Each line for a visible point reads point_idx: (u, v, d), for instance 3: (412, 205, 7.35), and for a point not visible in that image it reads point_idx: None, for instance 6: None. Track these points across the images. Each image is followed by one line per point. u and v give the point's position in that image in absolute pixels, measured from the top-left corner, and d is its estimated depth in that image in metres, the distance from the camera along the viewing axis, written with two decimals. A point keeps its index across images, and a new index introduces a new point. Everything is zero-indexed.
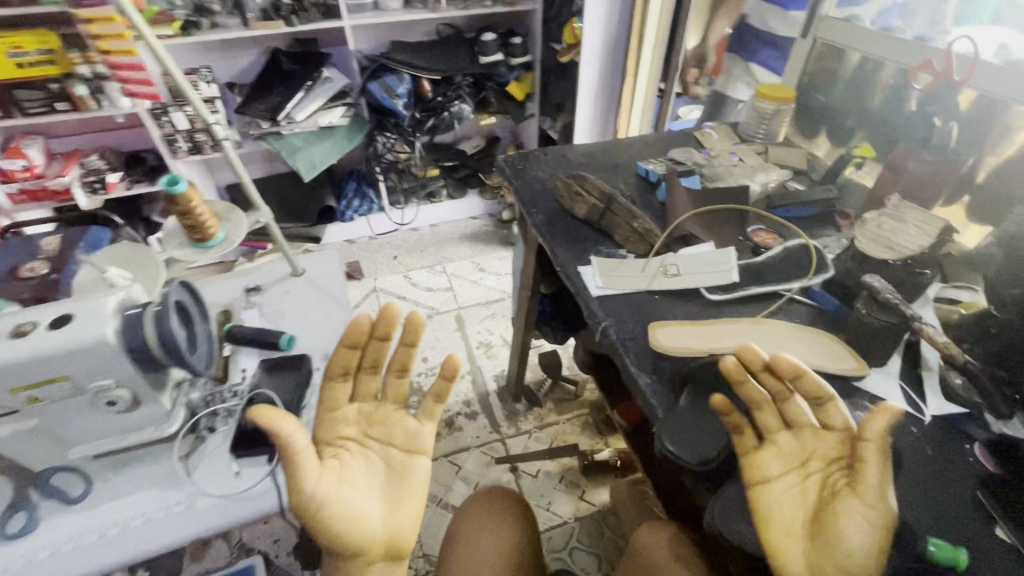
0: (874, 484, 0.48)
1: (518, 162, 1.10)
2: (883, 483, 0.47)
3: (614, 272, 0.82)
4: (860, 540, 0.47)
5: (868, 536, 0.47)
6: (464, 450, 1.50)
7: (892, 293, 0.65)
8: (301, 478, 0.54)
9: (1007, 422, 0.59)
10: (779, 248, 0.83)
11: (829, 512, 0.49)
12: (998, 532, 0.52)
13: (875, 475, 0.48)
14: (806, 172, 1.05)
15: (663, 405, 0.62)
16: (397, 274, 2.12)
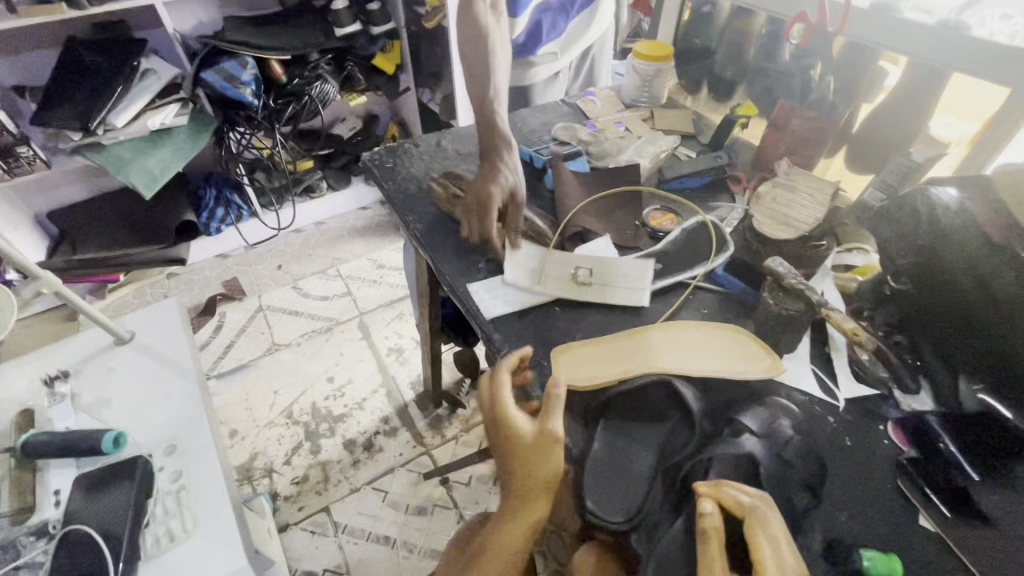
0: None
1: (385, 160, 0.95)
2: None
3: (507, 288, 0.72)
4: None
5: None
6: (389, 472, 1.39)
7: (794, 275, 0.62)
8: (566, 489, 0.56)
9: (915, 395, 0.58)
10: (676, 231, 0.77)
11: None
12: (921, 522, 0.51)
13: None
14: (694, 135, 0.99)
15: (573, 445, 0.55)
16: (285, 286, 1.89)
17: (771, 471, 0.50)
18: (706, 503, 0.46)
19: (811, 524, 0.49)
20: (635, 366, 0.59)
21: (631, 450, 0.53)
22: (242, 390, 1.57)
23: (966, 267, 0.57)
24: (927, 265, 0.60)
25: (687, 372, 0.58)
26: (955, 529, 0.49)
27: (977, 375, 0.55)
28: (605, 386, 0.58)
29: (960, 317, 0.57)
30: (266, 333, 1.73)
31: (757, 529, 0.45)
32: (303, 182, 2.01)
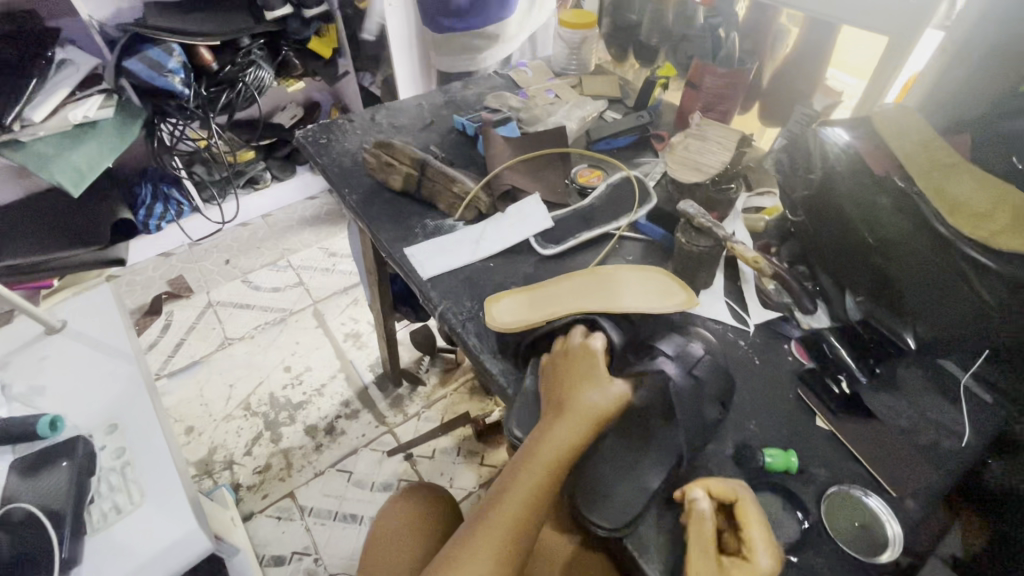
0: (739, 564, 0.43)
1: (318, 136, 0.95)
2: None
3: (442, 250, 0.74)
4: None
5: None
6: (353, 453, 1.40)
7: (704, 215, 0.66)
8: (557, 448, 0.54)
9: (813, 315, 0.65)
10: (603, 186, 0.82)
11: None
12: (818, 423, 0.57)
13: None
14: (620, 99, 1.04)
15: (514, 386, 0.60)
16: (234, 280, 1.85)
17: (685, 388, 0.52)
18: (697, 491, 0.47)
19: (720, 431, 0.55)
20: (561, 307, 0.63)
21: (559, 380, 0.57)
22: (196, 386, 1.54)
23: (851, 198, 0.64)
24: (817, 197, 0.69)
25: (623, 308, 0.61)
26: (845, 424, 0.56)
27: (859, 289, 0.63)
28: (532, 328, 0.62)
29: (849, 243, 0.65)
30: (216, 329, 1.69)
31: (742, 508, 0.46)
32: (245, 174, 1.95)
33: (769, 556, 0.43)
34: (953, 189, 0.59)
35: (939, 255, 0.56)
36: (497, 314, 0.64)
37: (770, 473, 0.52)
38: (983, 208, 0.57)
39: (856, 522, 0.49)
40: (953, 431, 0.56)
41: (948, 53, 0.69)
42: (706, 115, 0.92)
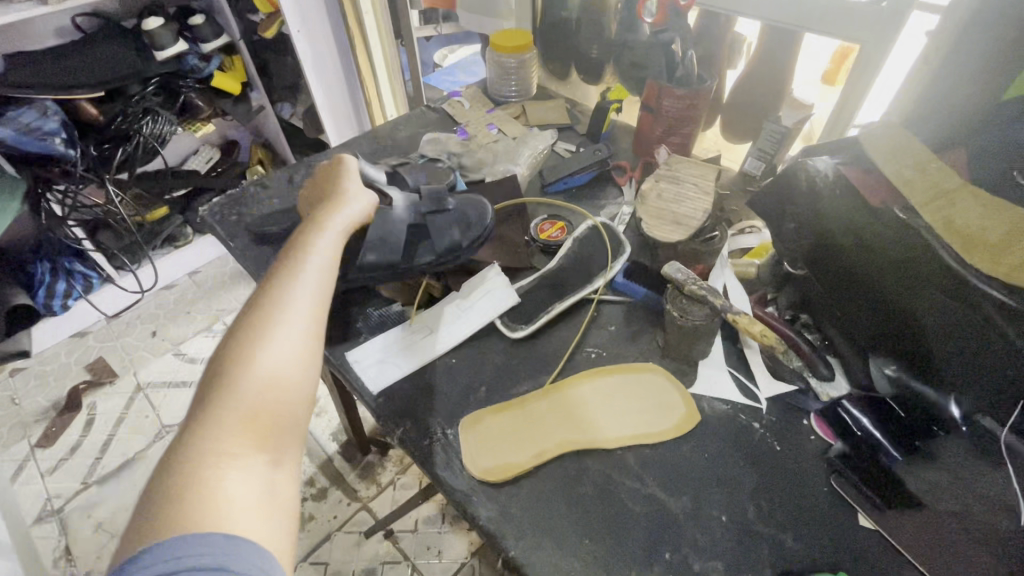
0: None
1: (228, 213, 0.79)
2: None
3: (391, 350, 0.62)
4: None
5: None
6: (326, 540, 1.25)
7: (691, 278, 0.57)
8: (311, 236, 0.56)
9: (831, 382, 0.56)
10: (569, 241, 0.71)
11: None
12: (860, 521, 0.49)
13: None
14: (570, 127, 0.93)
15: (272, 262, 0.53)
16: (165, 354, 1.64)
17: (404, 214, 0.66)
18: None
19: (758, 557, 0.46)
20: (545, 446, 0.53)
21: (552, 541, 0.48)
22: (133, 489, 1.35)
23: (856, 240, 0.58)
24: (822, 242, 0.61)
25: (647, 440, 0.54)
26: (894, 524, 0.48)
27: (884, 355, 0.57)
28: (516, 474, 0.51)
29: (865, 302, 0.57)
30: (150, 416, 1.49)
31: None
32: (160, 233, 1.74)
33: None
34: (963, 216, 0.51)
35: (957, 302, 0.50)
36: (471, 447, 0.53)
37: None
38: (997, 238, 0.48)
39: None
40: None
41: (931, 61, 0.63)
42: (667, 140, 0.83)
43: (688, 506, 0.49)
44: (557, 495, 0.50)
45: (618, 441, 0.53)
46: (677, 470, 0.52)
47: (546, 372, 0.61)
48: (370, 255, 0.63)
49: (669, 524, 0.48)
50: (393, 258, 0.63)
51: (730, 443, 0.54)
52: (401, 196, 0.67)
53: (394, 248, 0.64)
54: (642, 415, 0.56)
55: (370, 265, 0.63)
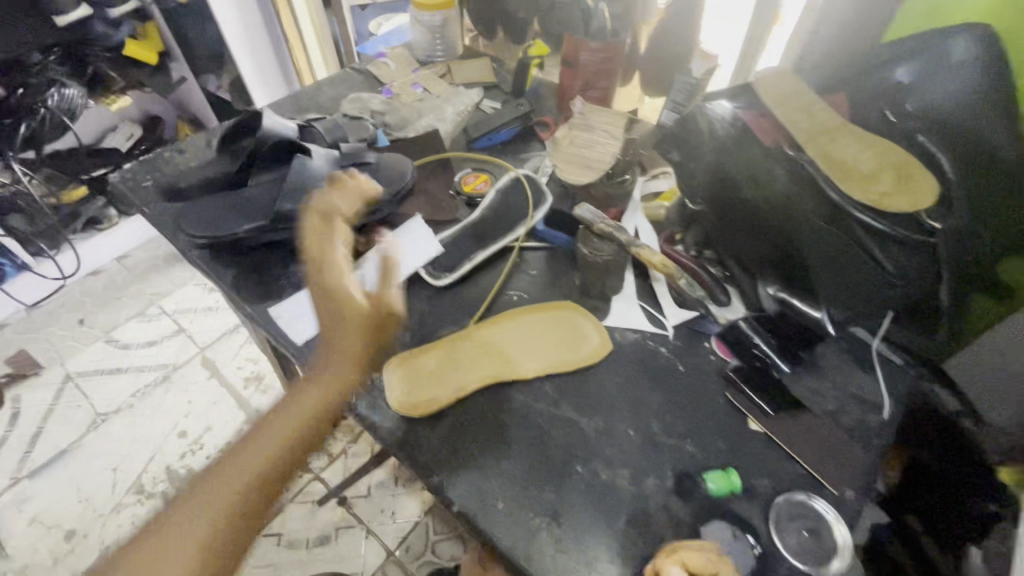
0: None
1: (140, 178, 0.75)
2: None
3: (314, 302, 0.62)
4: None
5: None
6: (279, 512, 1.26)
7: (601, 219, 0.60)
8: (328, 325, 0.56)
9: (729, 307, 0.61)
10: (492, 192, 0.72)
11: None
12: (751, 426, 0.54)
13: None
14: (496, 84, 0.94)
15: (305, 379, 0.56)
16: (95, 342, 1.57)
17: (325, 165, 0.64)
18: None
19: (658, 460, 0.51)
20: (465, 381, 0.56)
21: (473, 464, 0.51)
22: (68, 480, 1.30)
23: (746, 175, 0.63)
24: (719, 176, 0.64)
25: (563, 368, 0.57)
26: (777, 425, 0.53)
27: (769, 276, 0.61)
28: (437, 410, 0.54)
29: (756, 231, 0.62)
30: (82, 406, 1.43)
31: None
32: (80, 215, 1.64)
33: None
34: (840, 151, 0.60)
35: (835, 228, 0.59)
36: (397, 392, 0.55)
37: (715, 498, 0.49)
38: (870, 170, 0.59)
39: (805, 530, 0.47)
40: (872, 401, 0.56)
41: None
42: (586, 94, 0.85)
43: (599, 424, 0.53)
44: (478, 423, 0.53)
45: (534, 373, 0.56)
46: (590, 395, 0.56)
47: (469, 315, 0.63)
48: (287, 206, 0.60)
49: (581, 441, 0.52)
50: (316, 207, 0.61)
51: (638, 367, 0.58)
52: (320, 150, 0.65)
53: (317, 196, 0.62)
54: (559, 347, 0.59)
55: (287, 216, 0.60)
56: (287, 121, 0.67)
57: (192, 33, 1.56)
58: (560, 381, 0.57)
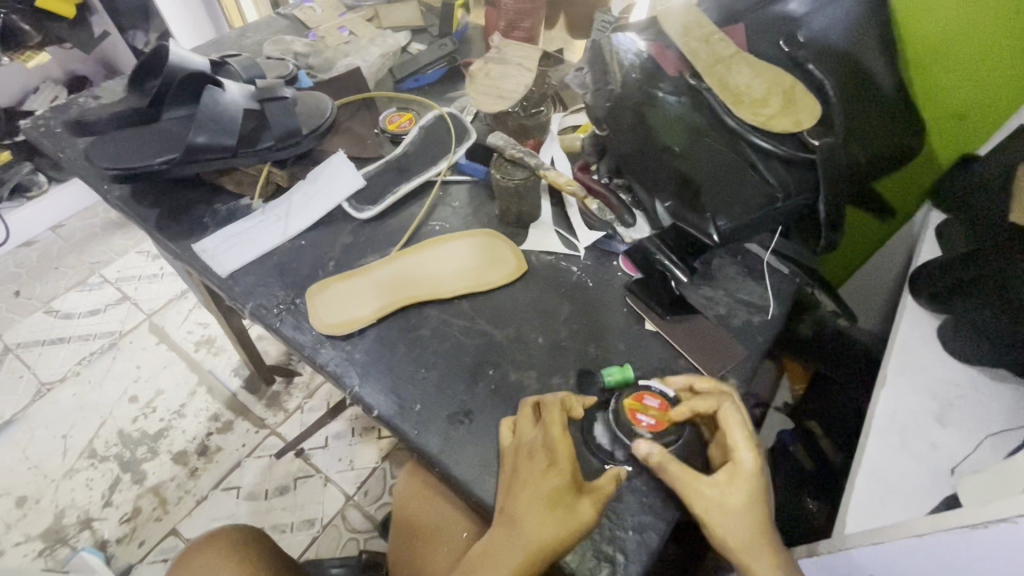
0: (732, 480, 0.45)
1: (53, 123, 0.73)
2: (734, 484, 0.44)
3: (235, 237, 0.63)
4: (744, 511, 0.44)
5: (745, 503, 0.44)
6: (237, 467, 1.28)
7: (514, 146, 0.63)
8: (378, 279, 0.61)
9: (635, 227, 0.66)
10: (415, 129, 0.74)
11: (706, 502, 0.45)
12: (649, 329, 0.59)
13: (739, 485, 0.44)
14: (424, 28, 0.94)
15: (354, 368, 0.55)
16: (34, 313, 1.52)
17: (240, 99, 0.64)
18: (645, 444, 0.47)
19: (563, 362, 0.56)
20: (386, 304, 0.58)
21: (391, 374, 0.55)
22: (16, 449, 1.28)
23: (647, 104, 0.66)
24: (621, 106, 0.67)
25: (481, 289, 0.61)
26: (672, 327, 0.58)
27: (666, 193, 0.63)
28: (359, 327, 0.57)
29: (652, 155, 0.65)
30: (25, 377, 1.40)
31: (722, 419, 0.47)
32: (6, 181, 1.57)
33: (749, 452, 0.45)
34: (735, 78, 0.63)
35: (729, 147, 0.62)
36: (325, 316, 0.57)
37: (611, 391, 0.54)
38: (759, 95, 0.62)
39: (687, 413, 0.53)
40: (761, 306, 0.62)
41: None
42: (511, 35, 0.87)
43: (511, 335, 0.58)
44: (398, 340, 0.57)
45: (453, 293, 0.60)
46: (504, 311, 0.60)
47: (392, 244, 0.65)
48: (200, 137, 0.60)
49: (494, 351, 0.56)
50: (230, 140, 0.61)
51: (551, 284, 0.62)
52: (234, 84, 0.65)
53: (230, 129, 0.62)
54: (478, 270, 0.62)
55: (201, 148, 0.61)
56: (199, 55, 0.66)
57: None
58: (476, 300, 0.61)
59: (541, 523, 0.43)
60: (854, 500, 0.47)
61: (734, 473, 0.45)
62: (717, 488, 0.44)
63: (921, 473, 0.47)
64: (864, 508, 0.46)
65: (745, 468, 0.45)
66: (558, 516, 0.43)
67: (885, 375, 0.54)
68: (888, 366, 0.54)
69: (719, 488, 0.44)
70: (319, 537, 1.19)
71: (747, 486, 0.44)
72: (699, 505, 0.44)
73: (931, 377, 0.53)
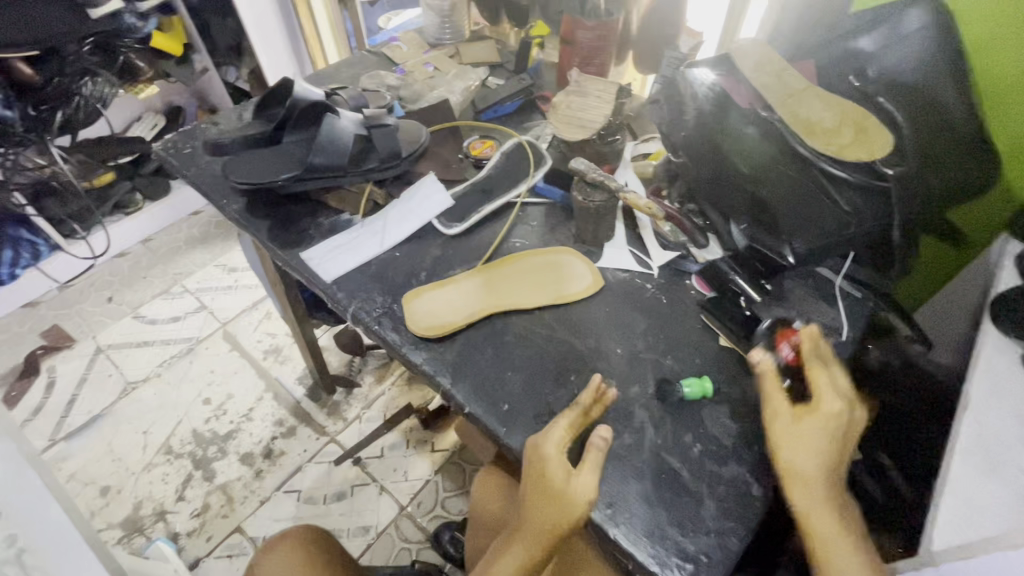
0: (811, 416, 0.48)
1: (181, 145, 0.83)
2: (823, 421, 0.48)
3: (340, 249, 0.70)
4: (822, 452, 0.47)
5: (824, 448, 0.47)
6: (298, 471, 1.34)
7: (595, 170, 0.68)
8: (464, 289, 0.65)
9: (707, 249, 0.70)
10: (497, 155, 0.80)
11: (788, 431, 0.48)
12: (722, 344, 0.61)
13: (820, 432, 0.47)
14: (500, 64, 1.02)
15: (450, 371, 0.59)
16: (124, 318, 1.66)
17: (352, 124, 0.73)
18: (759, 354, 0.53)
19: (642, 371, 0.59)
20: (477, 309, 0.63)
21: (478, 373, 0.59)
22: (103, 442, 1.39)
23: (720, 131, 0.69)
24: (697, 136, 0.72)
25: (569, 299, 0.65)
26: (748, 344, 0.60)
27: (741, 216, 0.67)
28: (452, 332, 0.62)
29: (726, 181, 0.69)
30: (114, 375, 1.52)
31: (815, 373, 0.51)
32: (108, 199, 1.72)
33: (835, 401, 0.48)
34: (807, 110, 0.66)
35: (802, 173, 0.65)
36: (417, 305, 0.64)
37: (689, 402, 0.56)
38: (832, 126, 0.64)
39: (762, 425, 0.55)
40: (834, 328, 0.63)
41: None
42: (584, 70, 0.93)
43: (591, 344, 0.61)
44: (486, 345, 0.61)
45: (537, 304, 0.64)
46: (584, 322, 0.63)
47: (476, 258, 0.70)
48: (318, 158, 0.69)
49: (576, 358, 0.60)
50: (343, 160, 0.70)
51: (627, 299, 0.66)
52: (347, 113, 0.74)
53: (344, 151, 0.71)
54: (547, 281, 0.66)
55: (319, 167, 0.70)
56: (316, 87, 0.76)
57: (214, 27, 1.65)
58: (558, 313, 0.64)
59: (558, 511, 0.47)
60: (941, 516, 0.47)
61: (813, 410, 0.48)
62: (797, 423, 0.48)
63: (1013, 496, 0.47)
64: (953, 526, 0.46)
65: (824, 411, 0.48)
66: (570, 507, 0.47)
67: (969, 399, 0.54)
68: (970, 390, 0.54)
69: (792, 411, 0.49)
70: (374, 544, 1.23)
71: (818, 421, 0.48)
72: (780, 425, 0.48)
73: (1016, 403, 0.53)
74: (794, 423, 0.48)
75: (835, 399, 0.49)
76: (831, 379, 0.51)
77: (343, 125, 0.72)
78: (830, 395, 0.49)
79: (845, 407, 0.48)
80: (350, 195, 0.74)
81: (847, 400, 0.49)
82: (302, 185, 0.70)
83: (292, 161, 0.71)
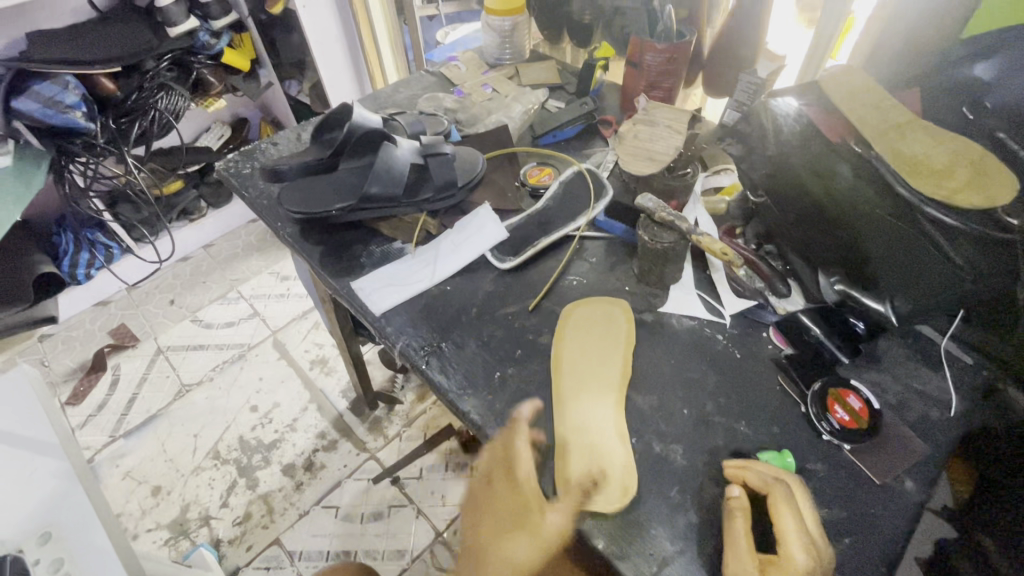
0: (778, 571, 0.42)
1: (241, 165, 0.83)
2: (788, 529, 0.44)
3: (389, 281, 0.67)
4: (782, 562, 0.43)
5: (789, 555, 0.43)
6: (337, 486, 1.34)
7: (663, 207, 0.62)
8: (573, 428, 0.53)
9: (788, 298, 0.63)
10: (555, 185, 0.76)
11: (739, 535, 0.44)
12: (803, 411, 0.54)
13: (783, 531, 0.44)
14: (561, 85, 0.98)
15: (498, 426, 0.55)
16: (183, 321, 1.72)
17: (408, 153, 0.71)
18: (735, 487, 0.48)
19: (711, 437, 0.53)
20: (581, 413, 0.54)
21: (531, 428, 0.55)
22: (157, 443, 1.43)
23: (810, 171, 0.62)
24: (779, 171, 0.65)
25: (631, 346, 0.59)
26: (843, 420, 0.52)
27: (832, 268, 0.61)
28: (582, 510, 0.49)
29: (814, 222, 0.62)
30: (171, 377, 1.58)
31: (781, 478, 0.48)
32: (175, 206, 1.82)
33: (805, 553, 0.43)
34: (909, 146, 0.57)
35: (902, 221, 0.55)
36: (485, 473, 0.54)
37: None
38: (942, 164, 0.54)
39: (854, 510, 0.48)
40: (941, 401, 0.55)
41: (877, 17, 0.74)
42: (650, 94, 0.87)
43: (655, 402, 0.56)
44: (539, 395, 0.57)
45: (610, 377, 0.57)
46: (647, 375, 0.58)
47: (532, 296, 0.66)
48: (374, 188, 0.68)
49: (637, 418, 0.55)
50: (397, 191, 0.69)
51: (695, 351, 0.60)
52: (404, 140, 0.72)
53: (399, 181, 0.69)
54: (594, 332, 0.61)
55: (374, 197, 0.68)
56: (373, 113, 0.74)
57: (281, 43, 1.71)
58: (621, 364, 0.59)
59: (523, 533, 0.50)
60: None
61: (781, 566, 0.42)
62: (744, 530, 0.45)
63: None
64: None
65: (780, 512, 0.45)
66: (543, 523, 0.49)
67: None
68: None
69: (757, 565, 0.43)
70: (408, 569, 1.21)
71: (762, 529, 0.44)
72: (738, 530, 0.45)
73: None
74: (744, 529, 0.45)
75: (803, 546, 0.44)
76: (793, 499, 0.46)
77: (398, 155, 0.70)
78: (783, 500, 0.46)
79: (814, 560, 0.43)
80: (404, 224, 0.72)
81: (815, 552, 0.43)
82: (354, 214, 0.69)
83: (347, 189, 0.70)
